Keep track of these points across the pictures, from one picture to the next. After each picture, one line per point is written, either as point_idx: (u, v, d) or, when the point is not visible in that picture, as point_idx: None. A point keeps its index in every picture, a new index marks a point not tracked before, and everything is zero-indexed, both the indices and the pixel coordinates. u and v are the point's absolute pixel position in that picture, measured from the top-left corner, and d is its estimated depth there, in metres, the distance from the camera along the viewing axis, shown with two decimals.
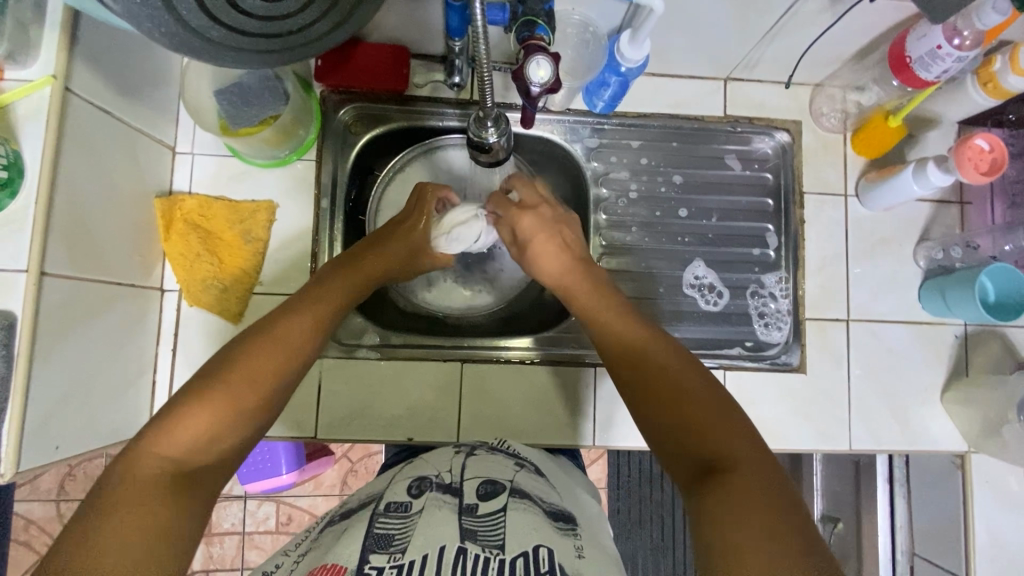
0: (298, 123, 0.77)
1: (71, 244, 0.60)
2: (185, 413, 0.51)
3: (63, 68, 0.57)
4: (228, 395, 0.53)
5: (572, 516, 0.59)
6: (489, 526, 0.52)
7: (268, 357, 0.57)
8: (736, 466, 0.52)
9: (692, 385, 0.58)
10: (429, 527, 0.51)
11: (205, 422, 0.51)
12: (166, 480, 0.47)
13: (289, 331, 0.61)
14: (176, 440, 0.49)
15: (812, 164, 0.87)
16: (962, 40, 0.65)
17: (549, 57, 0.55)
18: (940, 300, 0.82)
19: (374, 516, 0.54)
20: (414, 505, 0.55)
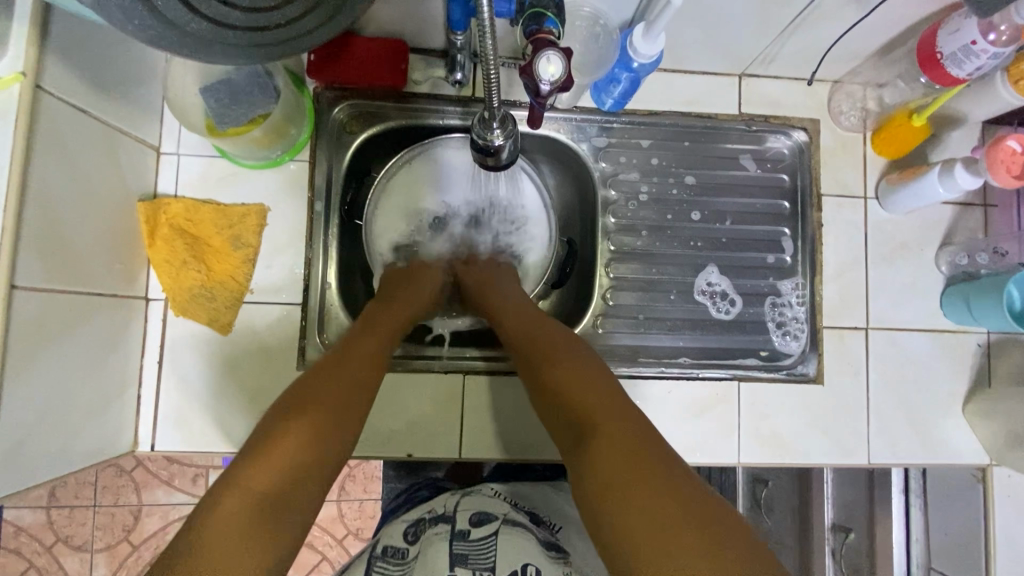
0: (289, 121, 0.72)
1: (44, 253, 0.56)
2: (264, 446, 0.51)
3: (33, 64, 0.53)
4: (296, 438, 0.52)
5: (563, 544, 0.65)
6: (480, 549, 0.62)
7: (336, 398, 0.56)
8: (668, 485, 0.48)
9: (594, 404, 0.55)
10: (423, 567, 0.60)
11: (285, 455, 0.51)
12: (252, 519, 0.47)
13: (347, 373, 0.58)
14: (257, 484, 0.49)
15: (830, 164, 0.83)
16: (998, 35, 0.60)
17: (560, 53, 0.51)
18: (964, 309, 0.79)
19: (371, 560, 0.62)
20: (409, 551, 0.64)
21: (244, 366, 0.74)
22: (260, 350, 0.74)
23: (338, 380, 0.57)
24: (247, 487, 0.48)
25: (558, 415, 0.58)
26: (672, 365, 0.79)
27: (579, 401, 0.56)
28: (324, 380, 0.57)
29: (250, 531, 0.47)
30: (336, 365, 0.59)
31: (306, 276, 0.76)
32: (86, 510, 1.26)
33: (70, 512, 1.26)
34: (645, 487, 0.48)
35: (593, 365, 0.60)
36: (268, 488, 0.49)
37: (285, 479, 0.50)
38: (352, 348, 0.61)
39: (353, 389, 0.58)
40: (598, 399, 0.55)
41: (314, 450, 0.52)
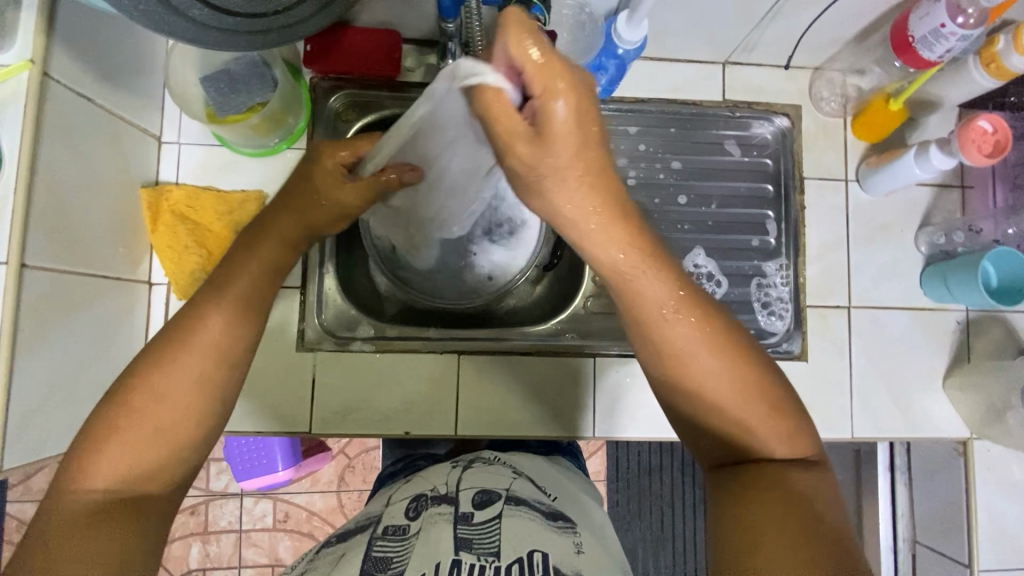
0: (287, 110, 0.74)
1: (53, 234, 0.58)
2: (99, 437, 0.48)
3: (41, 52, 0.55)
4: (154, 417, 0.49)
5: (571, 517, 0.62)
6: (485, 531, 0.56)
7: (188, 376, 0.50)
8: (814, 521, 0.45)
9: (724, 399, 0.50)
10: (426, 543, 0.54)
11: (123, 448, 0.48)
12: (97, 511, 0.46)
13: (205, 340, 0.51)
14: (100, 468, 0.47)
15: (812, 148, 0.86)
16: (966, 18, 0.63)
17: (546, 36, 0.53)
18: (943, 287, 0.81)
19: (373, 540, 0.57)
20: (412, 527, 0.58)
21: None
22: None
23: (194, 351, 0.51)
24: (91, 473, 0.47)
25: (695, 420, 0.52)
26: None
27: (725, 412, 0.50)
28: (172, 350, 0.51)
29: (94, 518, 0.45)
30: (191, 336, 0.51)
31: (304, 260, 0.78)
32: None
33: None
34: (790, 515, 0.46)
35: (742, 356, 0.50)
36: (117, 474, 0.47)
37: (134, 463, 0.48)
38: (205, 309, 0.52)
39: (215, 354, 0.51)
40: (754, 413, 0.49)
41: (167, 431, 0.49)
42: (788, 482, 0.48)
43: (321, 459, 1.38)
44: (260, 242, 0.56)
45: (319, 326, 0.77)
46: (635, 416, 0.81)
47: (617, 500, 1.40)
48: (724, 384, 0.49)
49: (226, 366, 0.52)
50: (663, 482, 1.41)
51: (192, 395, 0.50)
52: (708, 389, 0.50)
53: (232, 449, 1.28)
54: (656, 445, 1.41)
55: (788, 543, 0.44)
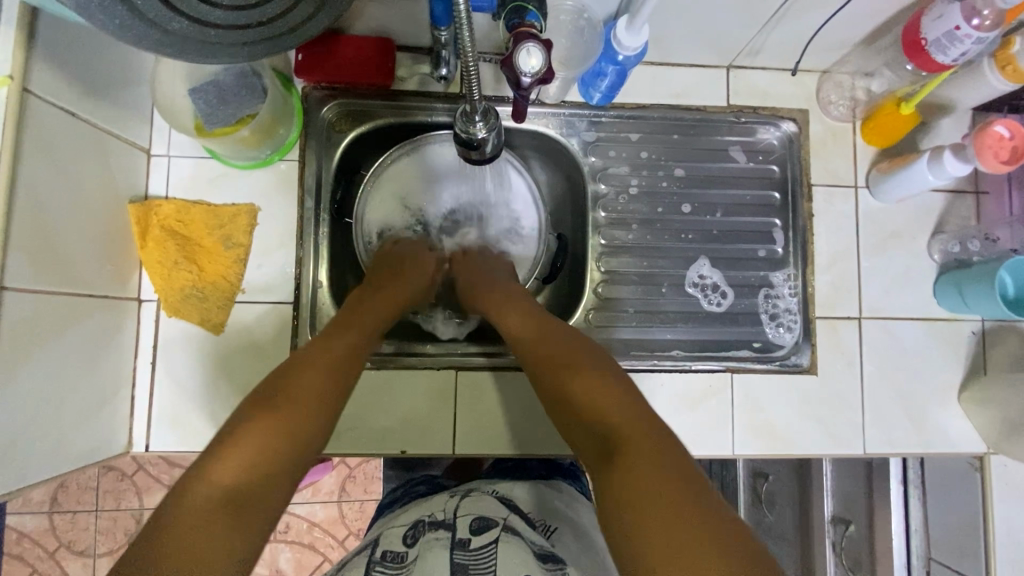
0: (278, 120, 0.73)
1: (35, 255, 0.57)
2: (226, 447, 0.48)
3: (20, 68, 0.53)
4: (262, 431, 0.49)
5: (574, 559, 0.58)
6: (481, 556, 0.54)
7: (310, 388, 0.54)
8: (692, 505, 0.44)
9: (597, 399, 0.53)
10: (423, 572, 0.52)
11: (248, 453, 0.48)
12: (217, 514, 0.44)
13: (316, 380, 0.55)
14: (218, 474, 0.46)
15: (820, 154, 0.83)
16: (982, 20, 0.60)
17: (541, 45, 0.51)
18: (957, 296, 0.79)
19: (369, 565, 0.55)
20: (409, 555, 0.57)
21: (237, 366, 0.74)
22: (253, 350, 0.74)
23: (304, 380, 0.54)
24: (216, 475, 0.46)
25: (589, 435, 0.53)
26: (665, 357, 0.79)
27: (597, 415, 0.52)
28: (278, 383, 0.54)
29: (223, 515, 0.44)
30: (294, 373, 0.55)
31: (297, 277, 0.76)
32: (87, 515, 1.26)
33: (72, 517, 1.26)
34: (667, 504, 0.44)
35: (632, 385, 0.56)
36: (234, 477, 0.46)
37: (252, 470, 0.47)
38: (316, 352, 0.58)
39: (320, 399, 0.54)
40: (612, 397, 0.53)
41: (295, 433, 0.51)
42: (652, 461, 0.47)
43: (321, 470, 1.36)
44: (358, 319, 0.64)
45: None
46: None
47: None
48: (592, 377, 0.55)
49: (332, 404, 0.55)
50: None
51: (309, 408, 0.53)
52: (572, 389, 0.56)
53: None
54: None
55: (667, 510, 0.44)
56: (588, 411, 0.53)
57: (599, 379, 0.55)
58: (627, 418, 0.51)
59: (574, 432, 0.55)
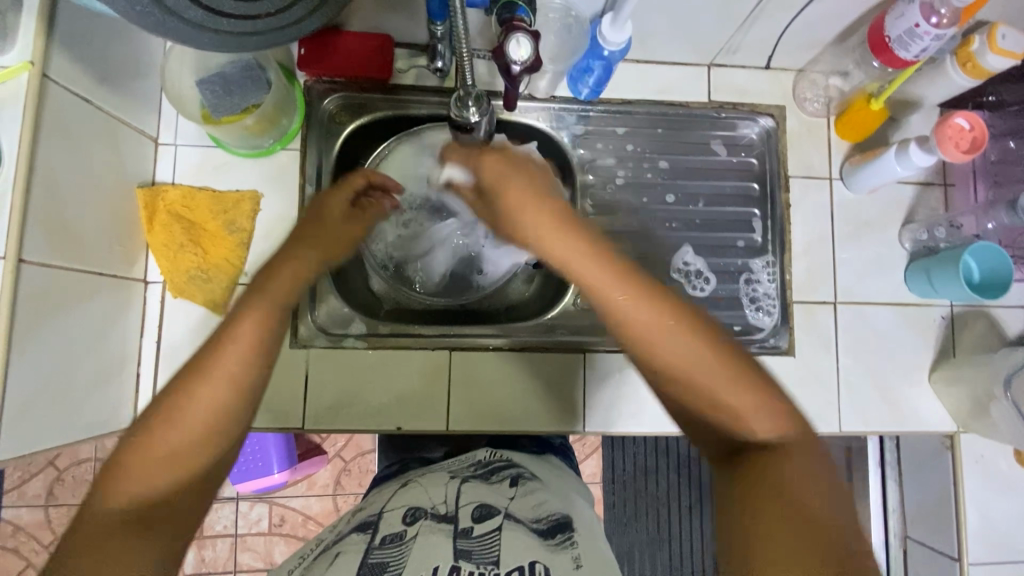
0: (281, 111, 0.76)
1: (49, 231, 0.60)
2: (130, 462, 0.49)
3: (40, 54, 0.57)
4: (179, 440, 0.50)
5: (569, 526, 0.62)
6: (484, 543, 0.56)
7: (212, 399, 0.51)
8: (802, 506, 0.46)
9: (711, 382, 0.52)
10: (423, 548, 0.55)
11: (154, 468, 0.49)
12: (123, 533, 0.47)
13: (224, 369, 0.52)
14: (134, 486, 0.48)
15: (796, 148, 0.87)
16: (941, 18, 0.65)
17: (529, 35, 0.55)
18: (925, 281, 0.83)
19: (368, 553, 0.56)
20: (407, 533, 0.58)
21: None
22: None
23: (215, 374, 0.52)
24: (111, 493, 0.48)
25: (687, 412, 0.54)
26: None
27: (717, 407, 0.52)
28: (194, 380, 0.52)
29: (131, 530, 0.47)
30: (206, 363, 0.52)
31: None
32: None
33: (68, 509, 1.27)
34: (771, 505, 0.46)
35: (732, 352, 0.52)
36: (136, 491, 0.48)
37: (153, 481, 0.49)
38: (240, 314, 0.55)
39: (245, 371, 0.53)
40: (714, 379, 0.51)
41: (186, 446, 0.50)
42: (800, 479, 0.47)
43: (316, 463, 1.38)
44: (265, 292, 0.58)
45: (311, 322, 0.78)
46: (625, 411, 0.82)
47: (613, 502, 1.40)
48: (700, 366, 0.52)
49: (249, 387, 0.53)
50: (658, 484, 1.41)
51: (221, 408, 0.51)
52: (679, 366, 0.52)
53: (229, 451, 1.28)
54: (651, 446, 1.41)
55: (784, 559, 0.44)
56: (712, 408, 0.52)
57: (701, 363, 0.52)
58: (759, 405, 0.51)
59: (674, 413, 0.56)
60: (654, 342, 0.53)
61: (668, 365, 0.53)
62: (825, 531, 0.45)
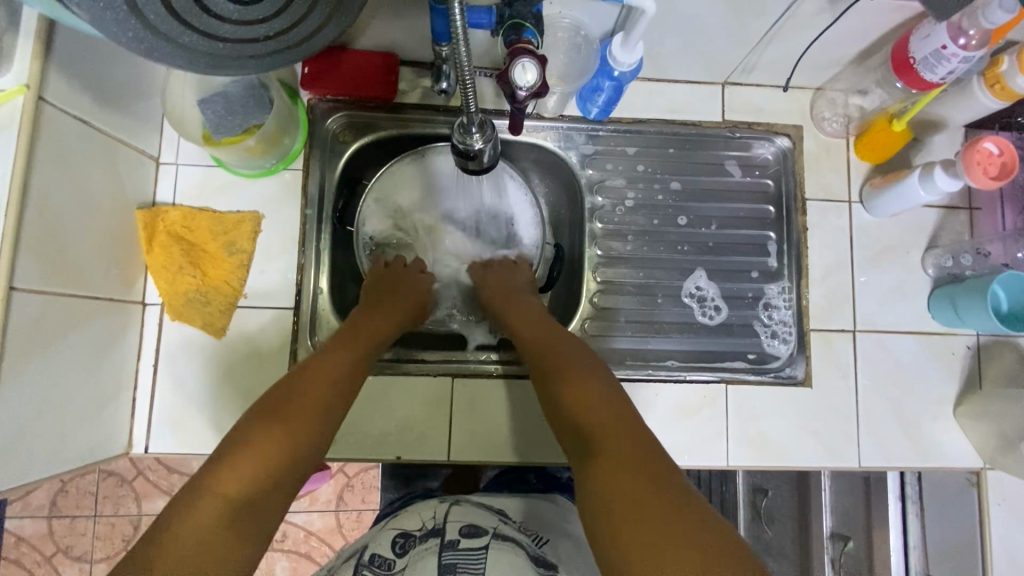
0: (284, 132, 0.75)
1: (42, 257, 0.58)
2: (221, 474, 0.49)
3: (36, 78, 0.56)
4: (262, 450, 0.52)
5: (554, 561, 0.61)
6: (470, 560, 0.56)
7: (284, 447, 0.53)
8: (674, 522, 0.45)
9: (602, 415, 0.55)
10: None
11: (242, 477, 0.49)
12: (213, 541, 0.46)
13: (322, 377, 0.59)
14: (198, 521, 0.46)
15: (814, 169, 0.84)
16: (969, 39, 0.62)
17: (536, 61, 0.53)
18: (950, 310, 0.79)
19: (358, 568, 0.57)
20: (396, 562, 0.58)
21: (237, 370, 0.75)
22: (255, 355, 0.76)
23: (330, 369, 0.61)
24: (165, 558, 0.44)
25: (569, 433, 0.57)
26: (659, 367, 0.80)
27: (581, 409, 0.57)
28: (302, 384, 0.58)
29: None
30: (313, 365, 0.61)
31: (298, 284, 0.77)
32: (86, 520, 1.26)
33: (71, 522, 1.26)
34: (654, 503, 0.47)
35: (616, 393, 0.58)
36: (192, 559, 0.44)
37: (243, 488, 0.49)
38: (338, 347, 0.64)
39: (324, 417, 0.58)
40: (633, 444, 0.52)
41: (273, 458, 0.52)
42: (614, 482, 0.49)
43: (318, 479, 1.36)
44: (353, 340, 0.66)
45: (311, 347, 0.76)
46: None
47: None
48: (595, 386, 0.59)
49: (331, 407, 0.59)
50: None
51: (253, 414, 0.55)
52: (563, 361, 0.63)
53: None
54: None
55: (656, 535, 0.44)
56: (607, 433, 0.54)
57: (621, 433, 0.53)
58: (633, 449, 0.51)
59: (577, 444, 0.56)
60: (567, 375, 0.61)
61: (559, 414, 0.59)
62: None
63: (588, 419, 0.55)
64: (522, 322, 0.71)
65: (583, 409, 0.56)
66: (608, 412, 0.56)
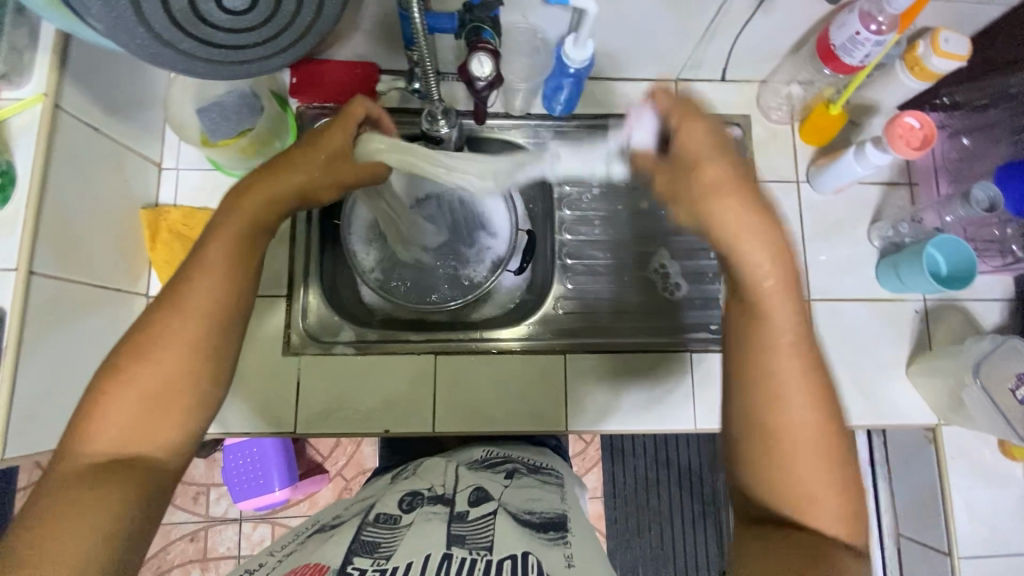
0: (274, 134, 0.82)
1: (59, 247, 0.65)
2: (87, 423, 0.48)
3: (53, 87, 0.63)
4: (131, 388, 0.49)
5: (566, 522, 0.64)
6: (479, 527, 0.59)
7: (160, 377, 0.49)
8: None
9: (785, 390, 0.46)
10: (414, 536, 0.57)
11: (109, 426, 0.48)
12: (81, 481, 0.46)
13: (175, 335, 0.50)
14: (91, 446, 0.48)
15: (763, 153, 0.92)
16: (879, 26, 0.69)
17: (490, 54, 0.60)
18: (894, 276, 0.85)
19: (364, 525, 0.61)
20: (403, 516, 0.62)
21: None
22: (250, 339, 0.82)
23: (188, 307, 0.50)
24: (91, 438, 0.48)
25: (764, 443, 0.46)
26: (629, 339, 0.86)
27: (779, 403, 0.46)
28: (144, 340, 0.49)
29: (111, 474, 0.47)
30: (156, 328, 0.50)
31: (289, 273, 0.84)
32: None
33: None
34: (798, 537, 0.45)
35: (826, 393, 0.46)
36: (115, 436, 0.48)
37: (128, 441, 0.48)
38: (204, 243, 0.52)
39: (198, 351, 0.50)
40: (824, 446, 0.46)
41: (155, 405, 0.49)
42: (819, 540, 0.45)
43: (317, 481, 1.39)
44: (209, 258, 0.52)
45: (302, 331, 0.82)
46: (609, 411, 0.83)
47: (614, 517, 1.38)
48: (812, 434, 0.45)
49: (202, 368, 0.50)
50: (661, 497, 1.40)
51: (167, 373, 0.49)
52: (781, 415, 0.46)
53: (231, 470, 1.31)
54: (650, 459, 1.40)
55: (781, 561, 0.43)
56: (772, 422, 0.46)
57: (826, 448, 0.46)
58: (833, 475, 0.46)
59: (737, 397, 0.48)
60: (766, 341, 0.47)
61: (745, 357, 0.47)
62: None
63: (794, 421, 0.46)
64: (792, 318, 0.47)
65: (765, 372, 0.46)
66: (814, 437, 0.45)
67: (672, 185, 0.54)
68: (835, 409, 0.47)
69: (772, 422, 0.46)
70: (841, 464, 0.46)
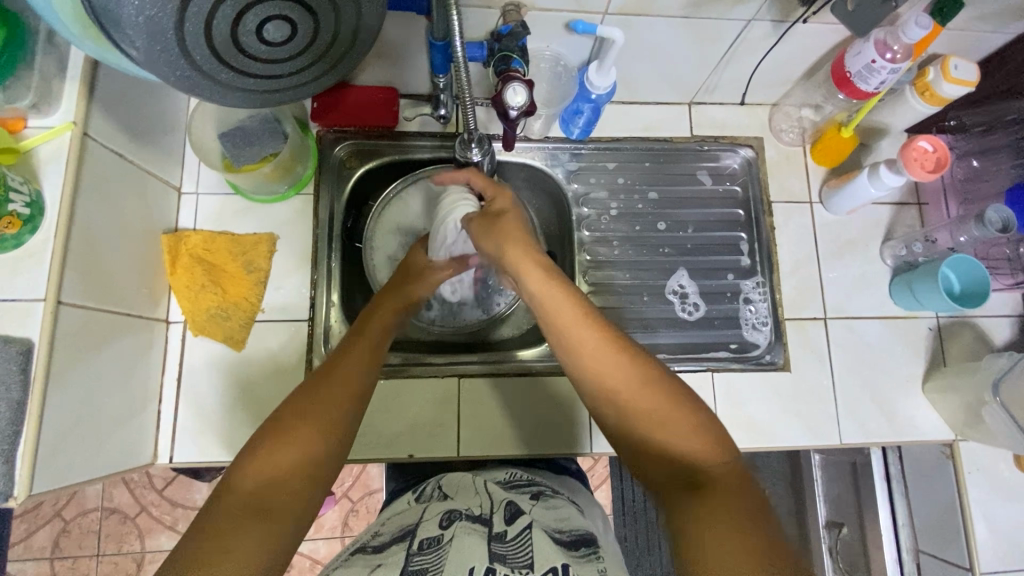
0: (297, 160, 0.83)
1: (85, 276, 0.64)
2: (255, 463, 0.51)
3: (81, 115, 0.63)
4: (304, 434, 0.54)
5: (596, 542, 0.63)
6: (519, 546, 0.56)
7: (321, 432, 0.55)
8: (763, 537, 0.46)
9: (631, 395, 0.55)
10: (461, 550, 0.55)
11: (273, 468, 0.52)
12: (231, 521, 0.47)
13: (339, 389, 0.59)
14: (248, 483, 0.50)
15: (776, 175, 0.93)
16: (894, 54, 0.71)
17: (525, 84, 0.61)
18: (909, 294, 0.87)
19: (408, 553, 0.56)
20: (444, 536, 0.59)
21: (255, 379, 0.80)
22: (272, 365, 0.81)
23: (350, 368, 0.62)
24: (252, 477, 0.51)
25: (647, 445, 0.55)
26: None
27: (635, 408, 0.55)
28: (315, 395, 0.58)
29: (259, 513, 0.49)
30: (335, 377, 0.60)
31: (311, 297, 0.83)
32: (89, 559, 1.25)
33: (74, 562, 1.25)
34: (718, 514, 0.47)
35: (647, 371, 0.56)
36: (266, 481, 0.51)
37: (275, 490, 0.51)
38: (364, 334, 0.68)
39: (332, 431, 0.56)
40: (654, 407, 0.55)
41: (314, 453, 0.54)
42: (726, 504, 0.48)
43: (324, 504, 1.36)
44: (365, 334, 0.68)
45: (325, 354, 0.82)
46: None
47: (625, 535, 1.37)
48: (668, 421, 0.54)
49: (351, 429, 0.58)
50: None
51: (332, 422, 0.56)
52: (622, 401, 0.56)
53: None
54: None
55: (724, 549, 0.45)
56: (631, 413, 0.55)
57: (688, 432, 0.54)
58: (687, 433, 0.54)
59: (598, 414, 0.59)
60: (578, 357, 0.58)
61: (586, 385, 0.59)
62: (779, 549, 0.45)
63: (637, 415, 0.55)
64: (587, 349, 0.58)
65: (601, 383, 0.57)
66: (677, 419, 0.54)
67: (487, 227, 0.69)
68: (674, 387, 0.56)
69: (628, 412, 0.56)
70: (704, 430, 0.54)
